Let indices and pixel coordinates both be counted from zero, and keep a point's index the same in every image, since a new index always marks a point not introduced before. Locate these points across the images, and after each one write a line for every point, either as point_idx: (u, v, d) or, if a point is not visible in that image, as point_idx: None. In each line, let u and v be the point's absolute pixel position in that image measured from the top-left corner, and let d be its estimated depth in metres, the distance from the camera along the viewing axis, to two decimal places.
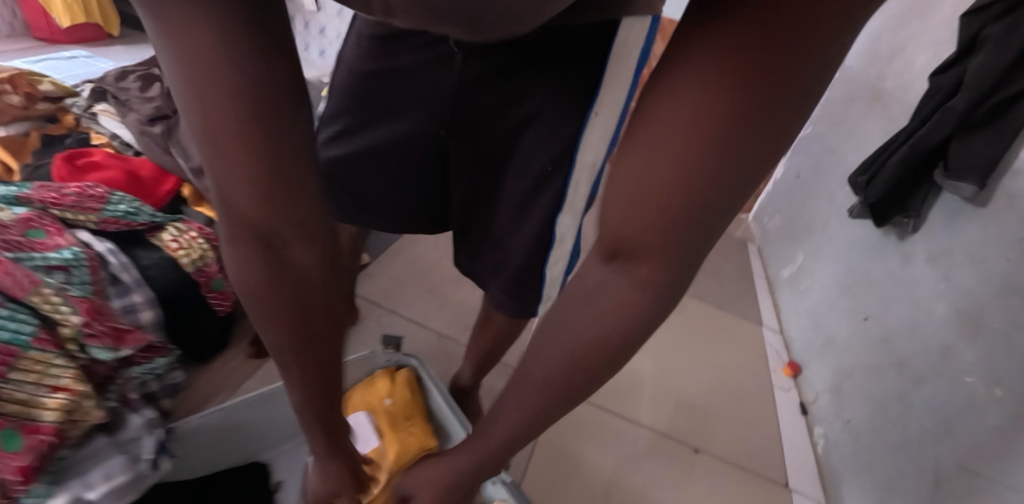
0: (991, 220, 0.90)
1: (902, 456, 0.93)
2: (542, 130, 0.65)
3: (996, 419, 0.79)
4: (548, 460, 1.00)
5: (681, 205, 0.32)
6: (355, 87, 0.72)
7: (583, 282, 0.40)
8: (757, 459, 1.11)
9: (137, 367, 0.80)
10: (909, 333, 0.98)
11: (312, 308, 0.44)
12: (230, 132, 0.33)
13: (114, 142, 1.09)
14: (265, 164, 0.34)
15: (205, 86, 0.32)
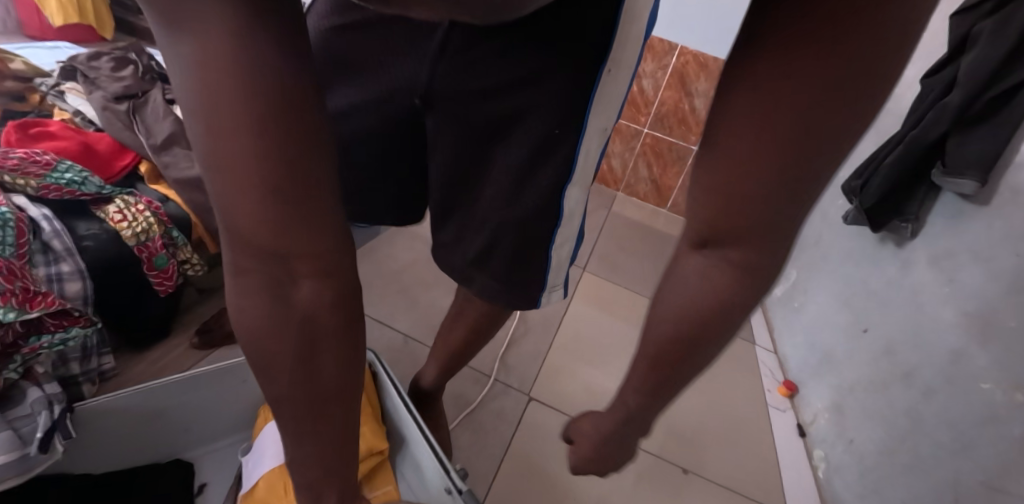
0: (996, 217, 0.85)
1: (912, 478, 0.82)
2: (536, 107, 0.62)
3: (1020, 427, 0.70)
4: (517, 476, 0.91)
5: (767, 188, 0.34)
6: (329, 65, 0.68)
7: (678, 272, 0.41)
8: (748, 481, 1.00)
9: (48, 336, 0.71)
10: (913, 343, 0.90)
11: (318, 354, 0.39)
12: (236, 140, 0.30)
13: (75, 118, 1.01)
14: (273, 173, 0.31)
15: (214, 88, 0.29)
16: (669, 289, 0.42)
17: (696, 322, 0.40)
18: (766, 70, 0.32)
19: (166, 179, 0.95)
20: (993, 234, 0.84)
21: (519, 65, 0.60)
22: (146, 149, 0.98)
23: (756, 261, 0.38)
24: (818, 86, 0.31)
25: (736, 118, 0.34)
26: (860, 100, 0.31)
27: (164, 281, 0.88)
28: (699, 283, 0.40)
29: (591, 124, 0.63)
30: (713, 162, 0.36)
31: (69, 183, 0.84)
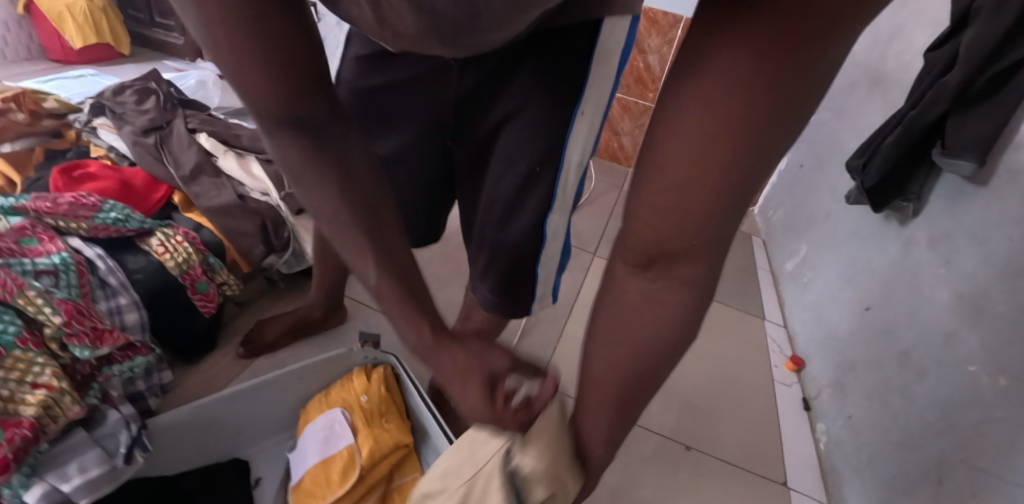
0: (994, 200, 0.85)
1: (902, 454, 0.87)
2: (534, 123, 0.78)
3: (1003, 411, 0.73)
4: None
5: (708, 202, 0.37)
6: (361, 99, 0.84)
7: (624, 295, 0.45)
8: (753, 456, 1.05)
9: (118, 366, 0.83)
10: (910, 323, 0.93)
11: (387, 232, 0.49)
12: (259, 78, 0.41)
13: (111, 154, 1.11)
14: (289, 99, 0.42)
15: (228, 47, 0.39)
16: (627, 311, 0.44)
17: (655, 346, 0.44)
18: (719, 85, 0.35)
19: (199, 208, 1.04)
20: (989, 218, 0.85)
21: (522, 80, 0.76)
22: (177, 180, 1.07)
23: (694, 279, 0.42)
24: (759, 105, 0.33)
25: (687, 110, 0.37)
26: (784, 133, 0.35)
27: (208, 304, 0.98)
28: (651, 304, 0.43)
29: (568, 159, 0.80)
30: (662, 173, 0.39)
31: (113, 222, 0.95)
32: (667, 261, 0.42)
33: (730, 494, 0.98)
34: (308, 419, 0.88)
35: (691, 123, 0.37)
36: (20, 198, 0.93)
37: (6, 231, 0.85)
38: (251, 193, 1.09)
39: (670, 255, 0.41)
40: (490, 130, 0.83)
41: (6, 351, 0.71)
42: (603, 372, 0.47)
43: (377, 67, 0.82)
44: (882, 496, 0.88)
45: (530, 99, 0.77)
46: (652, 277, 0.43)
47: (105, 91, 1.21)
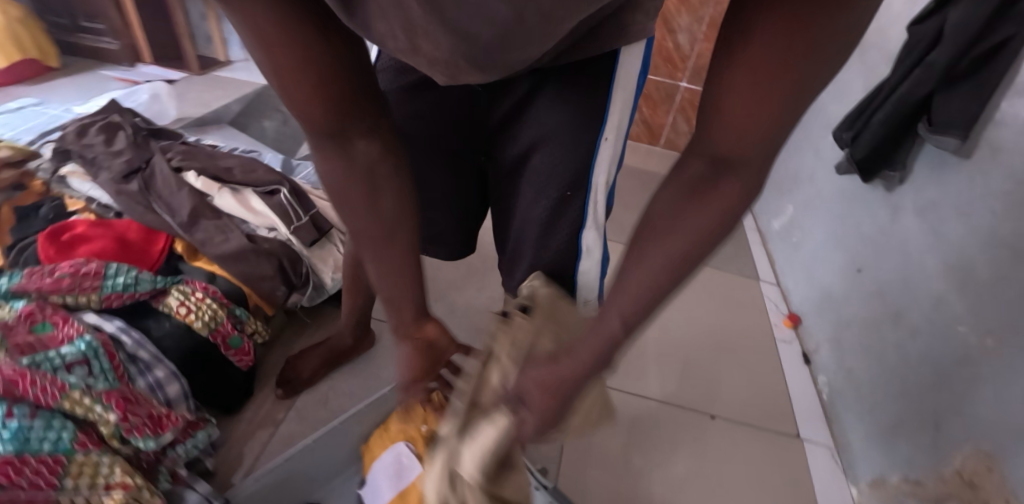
0: (977, 172, 0.92)
1: (902, 403, 0.99)
2: (561, 147, 0.84)
3: (990, 368, 0.84)
4: (579, 450, 1.04)
5: (762, 136, 0.42)
6: (406, 124, 0.93)
7: (681, 199, 0.49)
8: (767, 412, 1.16)
9: (181, 445, 0.83)
10: (902, 286, 1.03)
11: (394, 227, 0.63)
12: (307, 93, 0.49)
13: (92, 206, 1.04)
14: (327, 114, 0.52)
15: (287, 64, 0.47)
16: (679, 200, 0.48)
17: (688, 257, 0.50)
18: (773, 38, 0.37)
19: (207, 256, 0.99)
20: (973, 189, 0.93)
21: (549, 101, 0.83)
22: (175, 228, 1.01)
23: (748, 188, 0.46)
24: (811, 54, 0.36)
25: (739, 60, 0.40)
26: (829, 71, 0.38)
27: (245, 357, 0.96)
28: (712, 191, 0.46)
29: (594, 182, 0.85)
30: (723, 114, 0.43)
31: (123, 287, 0.89)
32: (716, 174, 0.46)
33: (746, 451, 1.09)
34: (372, 457, 0.91)
35: (743, 82, 0.40)
36: (15, 276, 0.87)
37: (15, 321, 0.80)
38: (258, 230, 1.04)
39: (730, 168, 0.45)
40: (520, 152, 0.89)
41: (69, 459, 0.71)
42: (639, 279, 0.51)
43: (417, 91, 0.90)
44: (883, 438, 1.01)
45: (557, 119, 0.83)
46: (710, 167, 0.46)
47: (66, 133, 1.11)
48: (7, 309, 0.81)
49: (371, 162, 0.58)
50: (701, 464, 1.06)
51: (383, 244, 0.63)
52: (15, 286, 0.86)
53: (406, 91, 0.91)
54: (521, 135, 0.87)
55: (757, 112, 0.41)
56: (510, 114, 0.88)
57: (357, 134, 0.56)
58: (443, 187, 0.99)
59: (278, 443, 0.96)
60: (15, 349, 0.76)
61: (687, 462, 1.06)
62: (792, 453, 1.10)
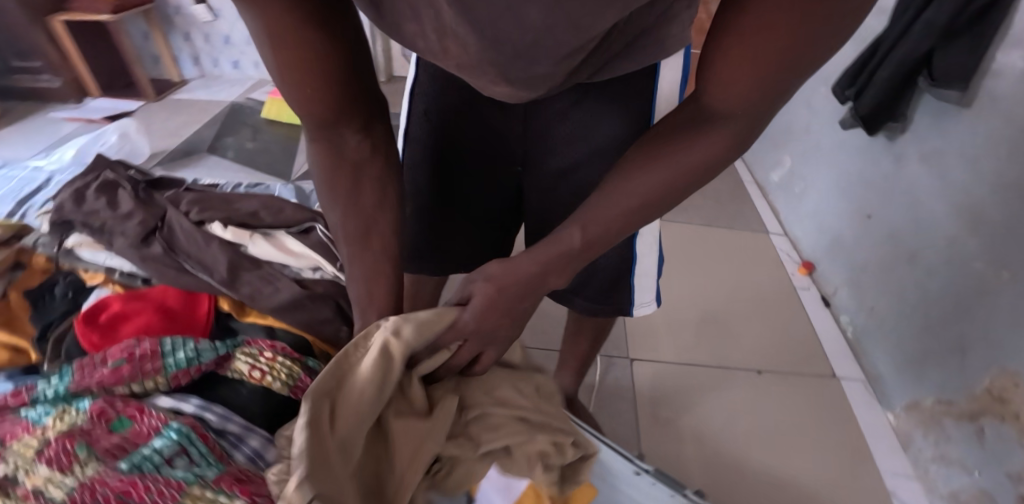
0: (977, 120, 1.00)
1: (925, 335, 1.10)
2: (610, 154, 0.88)
3: (1007, 296, 0.94)
4: (654, 423, 1.10)
5: (749, 97, 0.46)
6: (438, 146, 0.93)
7: (677, 137, 0.53)
8: (800, 356, 1.26)
9: None
10: (915, 228, 1.12)
11: (374, 229, 0.65)
12: (301, 80, 0.53)
13: (113, 276, 0.98)
14: (318, 103, 0.56)
15: (289, 50, 0.50)
16: (659, 147, 0.55)
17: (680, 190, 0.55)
18: (763, 22, 0.40)
19: (261, 309, 0.94)
20: (975, 135, 1.00)
21: (591, 112, 0.85)
22: (218, 286, 0.95)
23: (738, 137, 0.51)
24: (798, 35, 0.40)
25: (734, 32, 0.43)
26: (816, 50, 0.41)
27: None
28: (696, 141, 0.52)
29: None
30: (715, 71, 0.46)
31: (186, 362, 0.84)
32: (698, 121, 0.52)
33: (776, 393, 1.19)
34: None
35: (731, 54, 0.44)
36: (67, 375, 0.81)
37: (90, 423, 0.75)
38: (302, 272, 1.00)
39: (721, 117, 0.49)
40: (564, 166, 0.91)
41: None
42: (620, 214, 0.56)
43: (446, 112, 0.89)
44: (913, 365, 1.12)
45: (606, 127, 0.86)
46: (698, 116, 0.52)
47: (60, 202, 1.02)
48: (73, 413, 0.75)
49: (358, 160, 0.63)
50: (739, 410, 1.15)
51: (358, 248, 0.65)
52: (71, 386, 0.80)
53: (443, 114, 0.90)
54: (557, 149, 0.89)
55: (754, 82, 0.44)
56: (546, 129, 0.88)
57: (349, 133, 0.60)
58: (469, 203, 0.99)
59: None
60: (107, 455, 0.72)
61: (710, 403, 1.15)
62: (830, 391, 1.20)
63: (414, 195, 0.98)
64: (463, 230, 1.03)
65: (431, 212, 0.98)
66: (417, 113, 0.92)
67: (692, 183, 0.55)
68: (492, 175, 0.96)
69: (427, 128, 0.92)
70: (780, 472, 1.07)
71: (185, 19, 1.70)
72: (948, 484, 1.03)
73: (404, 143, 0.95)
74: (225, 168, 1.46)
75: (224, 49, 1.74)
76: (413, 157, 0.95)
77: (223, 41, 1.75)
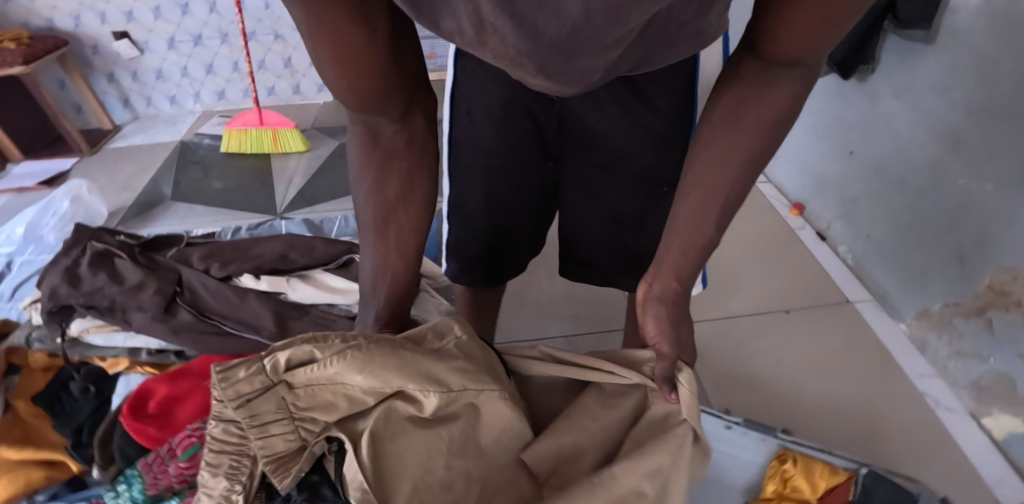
0: (943, 54, 1.10)
1: (924, 251, 1.21)
2: (648, 146, 0.87)
3: (996, 204, 1.04)
4: (712, 377, 1.19)
5: (810, 48, 0.48)
6: (483, 146, 0.89)
7: (750, 94, 0.54)
8: (813, 288, 1.38)
9: None
10: (898, 158, 1.23)
11: (397, 218, 0.62)
12: (344, 74, 0.49)
13: (139, 357, 0.87)
14: (357, 94, 0.52)
15: (336, 45, 0.46)
16: (728, 117, 0.56)
17: (754, 158, 0.57)
18: None
19: None
20: (943, 68, 1.10)
21: (631, 106, 0.83)
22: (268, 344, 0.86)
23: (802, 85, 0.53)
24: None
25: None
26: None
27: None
28: (770, 91, 0.53)
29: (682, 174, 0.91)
30: (778, 32, 0.47)
31: None
32: (767, 82, 0.53)
33: (796, 326, 1.30)
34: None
35: (792, 16, 0.45)
36: (137, 479, 0.72)
37: None
38: (354, 307, 0.92)
39: (786, 68, 0.51)
40: (602, 161, 0.89)
41: None
42: (706, 173, 0.58)
43: (486, 110, 0.86)
44: (916, 279, 1.24)
45: (648, 120, 0.84)
46: (762, 75, 0.53)
47: (50, 287, 0.88)
48: None
49: (393, 148, 0.59)
50: (768, 347, 1.26)
51: (385, 233, 0.62)
52: (148, 490, 0.71)
53: (486, 114, 0.86)
54: (594, 143, 0.87)
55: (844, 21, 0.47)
56: (584, 124, 0.86)
57: (387, 121, 0.57)
58: (505, 210, 0.95)
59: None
60: None
61: (725, 346, 1.26)
62: (847, 315, 1.32)
63: (455, 202, 0.96)
64: (514, 236, 0.99)
65: (470, 217, 0.96)
66: (464, 113, 0.88)
67: (777, 136, 0.56)
68: (529, 176, 0.92)
69: (469, 129, 0.89)
70: (823, 396, 1.17)
71: (106, 57, 1.65)
72: (967, 374, 1.15)
73: (449, 146, 0.92)
74: (209, 213, 1.35)
75: (158, 85, 1.72)
76: (457, 163, 0.92)
77: (157, 76, 1.72)
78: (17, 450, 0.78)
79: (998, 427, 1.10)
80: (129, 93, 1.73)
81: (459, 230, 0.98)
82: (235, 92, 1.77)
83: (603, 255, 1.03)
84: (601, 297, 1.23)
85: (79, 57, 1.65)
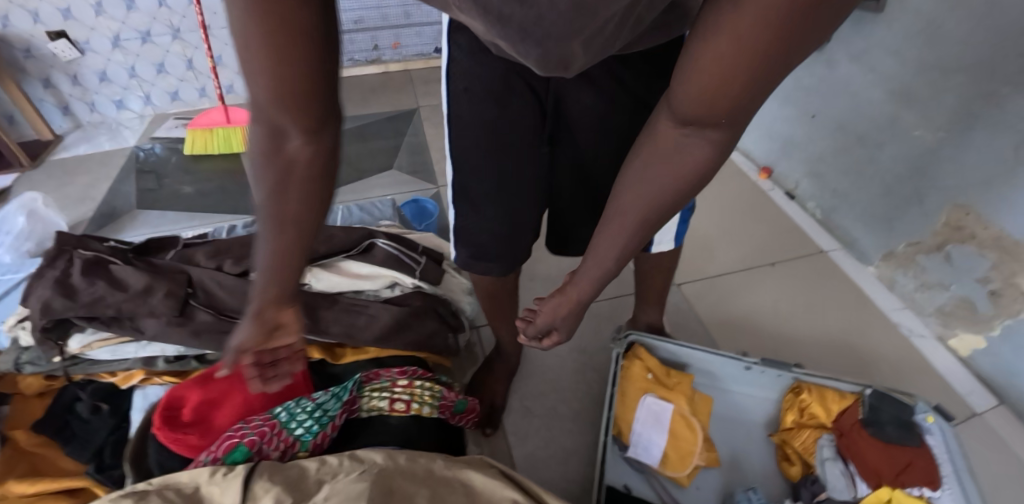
0: (892, 21, 1.23)
1: (890, 198, 1.32)
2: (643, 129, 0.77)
3: (948, 151, 1.17)
4: (719, 330, 1.27)
5: (722, 108, 0.46)
6: (483, 122, 0.73)
7: (664, 143, 0.53)
8: (788, 241, 1.49)
9: (459, 404, 0.85)
10: (858, 116, 1.35)
11: (298, 220, 0.55)
12: (276, 78, 0.42)
13: (158, 366, 0.84)
14: (283, 98, 0.44)
15: (283, 46, 0.40)
16: (653, 162, 0.55)
17: (678, 191, 0.56)
18: (737, 35, 0.40)
19: (362, 343, 0.86)
20: (895, 32, 1.23)
21: (625, 87, 0.72)
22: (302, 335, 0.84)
23: (722, 140, 0.51)
24: (768, 47, 0.40)
25: (716, 40, 0.42)
26: (784, 59, 0.41)
27: (467, 418, 0.89)
28: (679, 154, 0.53)
29: None
30: (692, 84, 0.46)
31: (317, 421, 0.74)
32: (694, 133, 0.51)
33: (778, 278, 1.39)
34: (628, 420, 0.98)
35: (706, 68, 0.44)
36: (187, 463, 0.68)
37: (213, 454, 0.68)
38: (382, 292, 0.92)
39: (701, 124, 0.49)
40: (599, 146, 0.79)
41: (438, 402, 0.82)
42: (633, 198, 0.58)
43: (485, 85, 0.71)
44: (884, 227, 1.35)
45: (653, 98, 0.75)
46: (682, 135, 0.51)
47: (42, 301, 0.79)
48: (213, 471, 0.65)
49: (303, 166, 0.51)
50: (756, 296, 1.35)
51: (283, 233, 0.55)
52: (190, 466, 0.69)
53: (486, 90, 0.71)
54: (596, 122, 0.75)
55: None
56: (582, 104, 0.73)
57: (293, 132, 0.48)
58: (496, 202, 0.81)
59: (561, 456, 0.97)
60: (273, 450, 0.71)
61: (723, 300, 1.34)
62: (823, 263, 1.43)
63: (459, 185, 0.81)
64: (516, 234, 0.86)
65: (466, 205, 0.83)
66: (462, 87, 0.72)
67: (694, 189, 0.56)
68: (532, 161, 0.79)
69: (469, 107, 0.73)
70: (810, 334, 1.27)
71: (41, 60, 1.55)
72: (933, 303, 1.27)
73: (449, 122, 0.76)
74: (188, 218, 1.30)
75: (101, 89, 1.64)
76: (461, 147, 0.77)
77: (100, 79, 1.63)
78: (36, 482, 0.74)
79: (965, 345, 1.22)
80: (68, 100, 1.64)
81: (469, 215, 0.84)
82: (189, 91, 1.74)
83: None
84: None
85: (9, 63, 1.53)
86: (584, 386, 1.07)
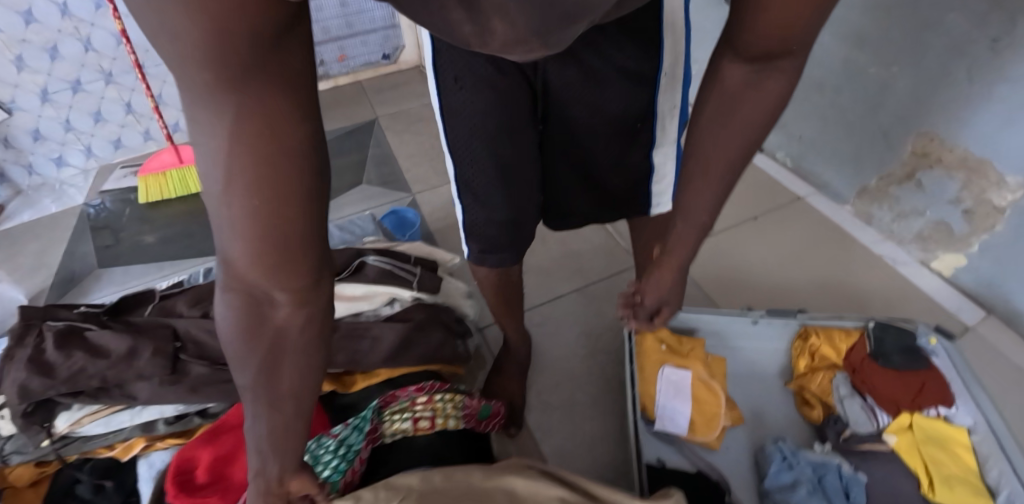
0: None
1: (854, 137, 1.35)
2: (631, 101, 0.74)
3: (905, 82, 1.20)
4: (719, 288, 1.29)
5: (798, 31, 0.46)
6: (474, 113, 0.70)
7: (731, 82, 0.53)
8: (767, 192, 1.51)
9: (484, 410, 0.83)
10: (812, 63, 1.38)
11: (292, 400, 0.46)
12: (254, 228, 0.36)
13: (159, 430, 0.80)
14: (270, 253, 0.37)
15: (266, 191, 0.34)
16: (728, 104, 0.55)
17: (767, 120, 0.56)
18: None
19: (370, 367, 0.83)
20: None
21: (610, 60, 0.69)
22: None
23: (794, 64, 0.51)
24: None
25: None
26: None
27: (494, 421, 0.88)
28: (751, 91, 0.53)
29: (662, 121, 0.79)
30: (762, 21, 0.46)
31: (344, 457, 0.71)
32: (765, 65, 0.51)
33: (762, 231, 1.41)
34: (650, 396, 0.97)
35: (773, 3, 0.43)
36: None
37: None
38: (381, 310, 0.88)
39: (773, 54, 0.49)
40: (590, 124, 0.75)
41: (462, 412, 0.80)
42: (720, 147, 0.58)
43: (474, 73, 0.67)
44: (853, 164, 1.38)
45: (641, 67, 0.71)
46: (750, 72, 0.52)
47: (18, 384, 0.73)
48: None
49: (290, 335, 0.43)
50: (745, 250, 1.36)
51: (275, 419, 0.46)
52: None
53: (476, 79, 0.68)
54: (585, 99, 0.72)
55: None
56: (568, 83, 0.70)
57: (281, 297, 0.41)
58: (496, 196, 0.78)
59: (587, 444, 0.96)
60: None
61: (717, 259, 1.35)
62: (801, 208, 1.46)
63: (462, 181, 0.78)
64: (520, 222, 0.83)
65: (472, 202, 0.79)
66: (451, 75, 0.69)
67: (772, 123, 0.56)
68: (527, 147, 0.76)
69: (461, 97, 0.70)
70: (805, 279, 1.30)
71: None
72: (911, 230, 1.31)
73: (438, 116, 0.74)
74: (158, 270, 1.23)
75: (38, 148, 1.54)
76: (456, 139, 0.74)
77: (35, 138, 1.53)
78: None
79: (947, 265, 1.26)
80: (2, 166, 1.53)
81: (474, 210, 0.80)
82: (133, 137, 1.65)
83: (602, 214, 0.92)
84: (596, 247, 1.26)
85: None
86: (597, 370, 1.06)
